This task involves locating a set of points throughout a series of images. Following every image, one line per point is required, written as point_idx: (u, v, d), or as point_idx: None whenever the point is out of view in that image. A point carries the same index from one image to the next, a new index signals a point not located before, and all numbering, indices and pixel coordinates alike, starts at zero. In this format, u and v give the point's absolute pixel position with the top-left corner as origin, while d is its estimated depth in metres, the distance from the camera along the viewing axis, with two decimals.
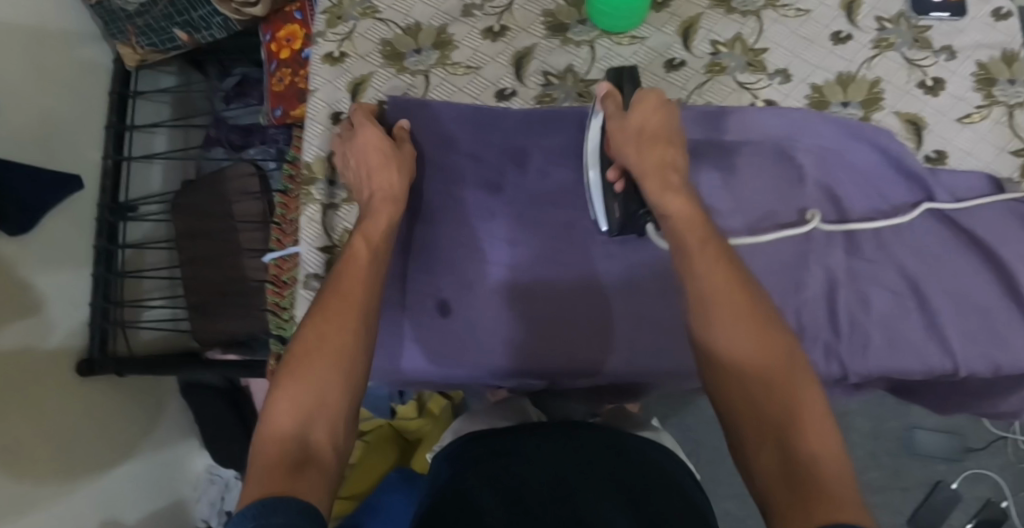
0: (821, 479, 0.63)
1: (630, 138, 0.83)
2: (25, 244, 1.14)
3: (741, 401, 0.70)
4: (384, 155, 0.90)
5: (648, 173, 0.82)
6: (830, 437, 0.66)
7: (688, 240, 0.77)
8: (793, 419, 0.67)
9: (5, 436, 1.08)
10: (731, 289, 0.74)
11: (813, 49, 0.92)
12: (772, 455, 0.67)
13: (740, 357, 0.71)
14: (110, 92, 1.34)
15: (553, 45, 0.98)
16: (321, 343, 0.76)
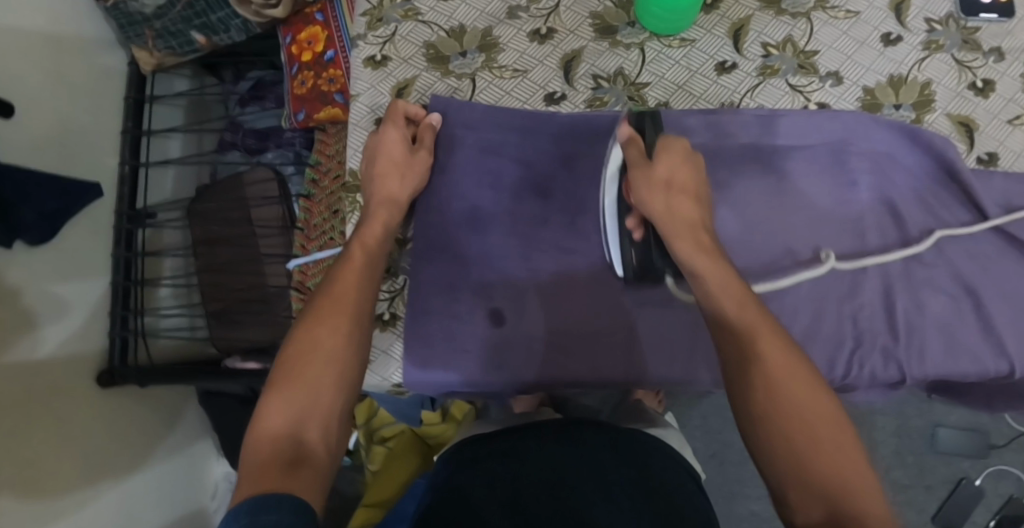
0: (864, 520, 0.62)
1: (656, 184, 0.82)
2: (42, 253, 1.11)
3: (774, 438, 0.68)
4: (400, 159, 0.91)
5: (673, 222, 0.80)
6: (860, 472, 0.66)
7: (718, 287, 0.75)
8: (823, 456, 0.66)
9: (28, 451, 1.05)
10: (762, 332, 0.72)
11: (864, 50, 0.93)
12: (803, 494, 0.65)
13: (782, 402, 0.69)
14: (126, 97, 1.31)
15: (602, 47, 0.97)
16: (313, 346, 0.78)
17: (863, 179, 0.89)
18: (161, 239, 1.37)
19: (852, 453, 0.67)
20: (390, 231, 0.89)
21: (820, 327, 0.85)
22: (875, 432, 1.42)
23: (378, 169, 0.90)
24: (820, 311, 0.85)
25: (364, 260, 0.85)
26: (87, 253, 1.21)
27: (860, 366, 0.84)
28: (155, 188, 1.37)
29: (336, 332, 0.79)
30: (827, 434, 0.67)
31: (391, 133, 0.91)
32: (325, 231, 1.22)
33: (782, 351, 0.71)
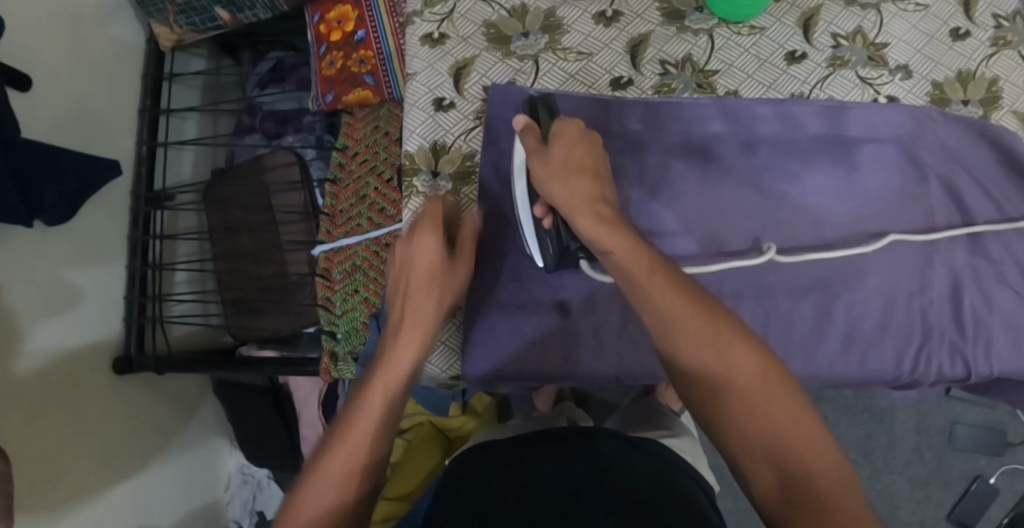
0: (819, 491, 0.60)
1: (564, 167, 0.75)
2: (58, 235, 1.06)
3: (726, 433, 0.65)
4: (433, 267, 0.78)
5: (578, 208, 0.73)
6: (823, 446, 0.62)
7: (637, 263, 0.70)
8: (778, 437, 0.62)
9: (47, 442, 1.01)
10: (692, 318, 0.67)
11: (933, 44, 0.85)
12: (768, 473, 0.62)
13: (719, 401, 0.65)
14: (144, 75, 1.25)
15: (670, 33, 0.87)
16: (324, 481, 0.65)
17: (933, 173, 0.84)
18: (176, 223, 1.31)
19: (814, 428, 0.63)
20: (422, 358, 0.75)
21: (890, 320, 0.82)
22: (895, 428, 1.42)
23: (411, 276, 0.77)
24: (891, 305, 0.82)
25: (405, 367, 0.73)
26: (104, 237, 1.15)
27: (928, 362, 0.82)
28: (170, 170, 1.32)
29: (350, 468, 0.66)
30: (777, 414, 0.63)
31: (422, 248, 0.78)
32: (352, 218, 1.18)
33: (703, 319, 0.67)
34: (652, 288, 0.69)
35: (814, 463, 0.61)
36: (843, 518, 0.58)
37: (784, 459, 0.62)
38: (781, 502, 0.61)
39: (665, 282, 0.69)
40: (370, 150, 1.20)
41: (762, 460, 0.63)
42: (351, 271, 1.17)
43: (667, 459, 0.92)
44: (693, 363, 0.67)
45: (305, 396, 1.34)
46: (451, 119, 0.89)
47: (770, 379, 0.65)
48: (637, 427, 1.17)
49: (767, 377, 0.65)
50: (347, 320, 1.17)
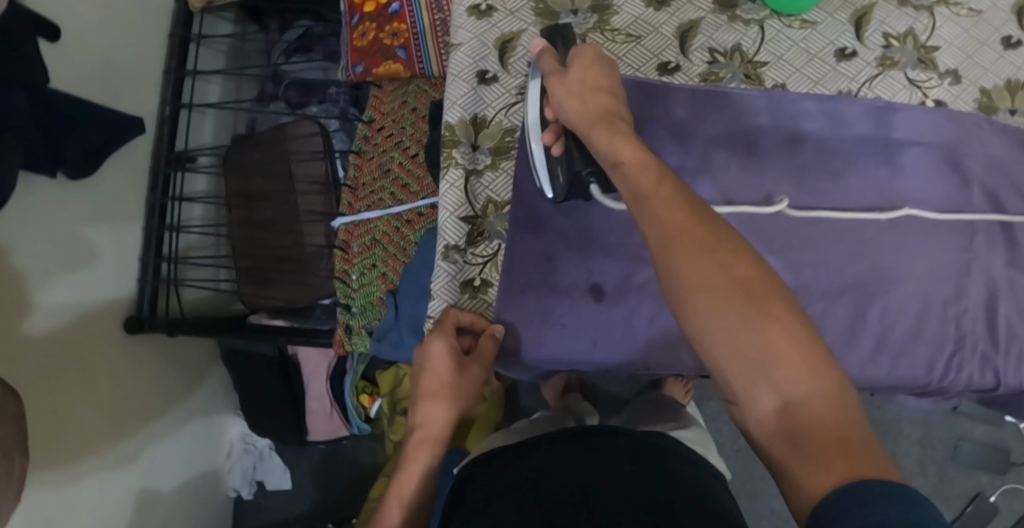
0: (820, 427, 0.55)
1: (584, 83, 0.73)
2: (79, 189, 1.04)
3: (720, 356, 0.59)
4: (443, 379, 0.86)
5: (592, 121, 0.70)
6: (829, 378, 0.57)
7: (642, 176, 0.64)
8: (772, 361, 0.57)
9: (58, 397, 1.00)
10: (695, 231, 0.61)
11: (983, 52, 0.84)
12: (770, 404, 0.57)
13: (712, 324, 0.59)
14: (171, 35, 1.24)
15: (721, 21, 0.86)
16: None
17: (977, 182, 0.83)
18: (195, 185, 1.30)
19: (818, 356, 0.58)
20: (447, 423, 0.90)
21: (923, 326, 0.81)
22: (900, 441, 1.38)
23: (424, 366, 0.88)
24: (925, 312, 0.81)
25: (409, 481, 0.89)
26: (124, 194, 1.14)
27: (958, 370, 0.81)
28: (194, 132, 1.30)
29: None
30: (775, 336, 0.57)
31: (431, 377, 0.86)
32: (375, 191, 1.17)
33: (699, 238, 0.61)
34: (652, 199, 0.62)
35: (806, 390, 0.56)
36: (841, 444, 0.54)
37: (777, 380, 0.57)
38: (775, 436, 0.57)
39: (666, 193, 0.62)
40: (398, 124, 1.18)
41: (757, 383, 0.57)
42: (370, 245, 1.16)
43: (685, 454, 0.91)
44: (686, 272, 0.60)
45: (315, 367, 1.35)
46: (493, 93, 0.88)
47: (773, 300, 0.59)
48: (643, 423, 1.16)
49: (771, 298, 0.59)
50: (365, 294, 1.17)
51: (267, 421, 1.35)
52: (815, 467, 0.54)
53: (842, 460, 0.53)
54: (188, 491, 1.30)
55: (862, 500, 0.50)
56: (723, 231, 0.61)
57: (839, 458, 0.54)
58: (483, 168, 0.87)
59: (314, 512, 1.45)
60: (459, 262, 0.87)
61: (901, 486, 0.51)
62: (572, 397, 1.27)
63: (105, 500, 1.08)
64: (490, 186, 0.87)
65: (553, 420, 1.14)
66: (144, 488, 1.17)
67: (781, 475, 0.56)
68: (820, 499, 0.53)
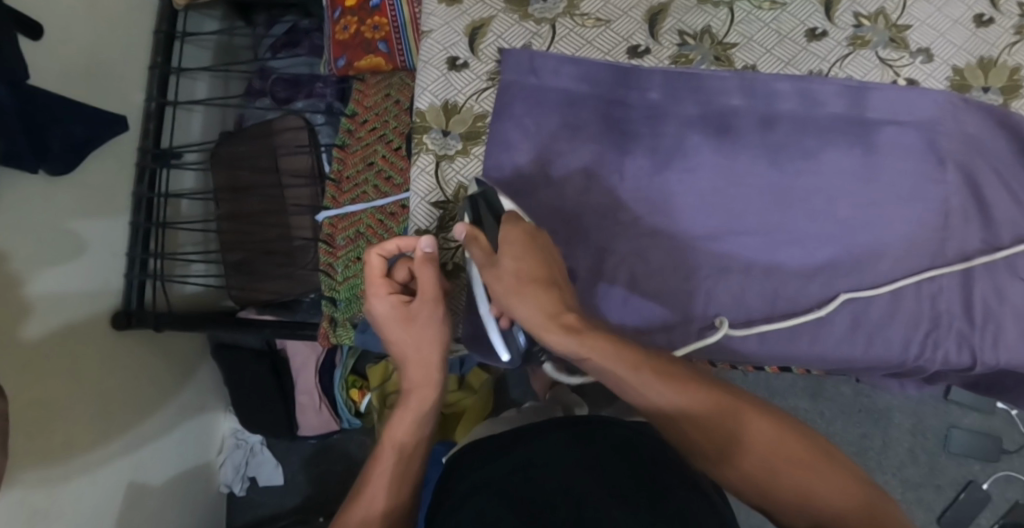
0: (843, 519, 0.63)
1: (523, 274, 0.73)
2: (61, 185, 1.04)
3: (751, 490, 0.68)
4: (400, 333, 0.83)
5: (541, 325, 0.71)
6: (849, 486, 0.65)
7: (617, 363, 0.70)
8: (801, 486, 0.66)
9: (42, 392, 1.00)
10: (709, 400, 0.70)
11: (956, 29, 0.84)
12: (802, 527, 0.65)
13: (742, 475, 0.68)
14: (156, 31, 1.23)
15: (690, 3, 0.86)
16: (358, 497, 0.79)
17: (950, 159, 0.81)
18: (181, 182, 1.30)
19: (831, 470, 0.66)
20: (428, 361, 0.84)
21: (899, 305, 0.81)
22: (890, 428, 1.37)
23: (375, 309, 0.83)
24: (901, 293, 0.81)
25: (402, 427, 0.83)
26: (111, 191, 1.15)
27: (934, 349, 0.81)
28: (179, 128, 1.31)
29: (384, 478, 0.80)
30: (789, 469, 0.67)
31: (390, 333, 0.83)
32: (359, 185, 1.17)
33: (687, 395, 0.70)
34: (646, 379, 0.70)
35: (833, 498, 0.64)
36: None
37: (804, 498, 0.65)
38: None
39: (649, 369, 0.70)
40: (380, 118, 1.19)
41: (790, 504, 0.66)
42: (354, 238, 1.16)
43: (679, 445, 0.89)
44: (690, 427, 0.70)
45: (305, 359, 1.36)
46: (464, 79, 0.87)
47: (788, 442, 0.68)
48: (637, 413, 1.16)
49: (783, 443, 0.68)
50: (349, 289, 1.16)
51: (256, 413, 1.36)
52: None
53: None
54: (179, 485, 1.31)
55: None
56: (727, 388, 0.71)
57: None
58: (454, 153, 0.87)
59: (307, 505, 1.46)
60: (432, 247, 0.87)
61: None
62: (561, 389, 1.27)
63: (95, 495, 1.09)
64: (462, 171, 0.86)
65: (541, 409, 1.16)
66: (133, 481, 1.18)
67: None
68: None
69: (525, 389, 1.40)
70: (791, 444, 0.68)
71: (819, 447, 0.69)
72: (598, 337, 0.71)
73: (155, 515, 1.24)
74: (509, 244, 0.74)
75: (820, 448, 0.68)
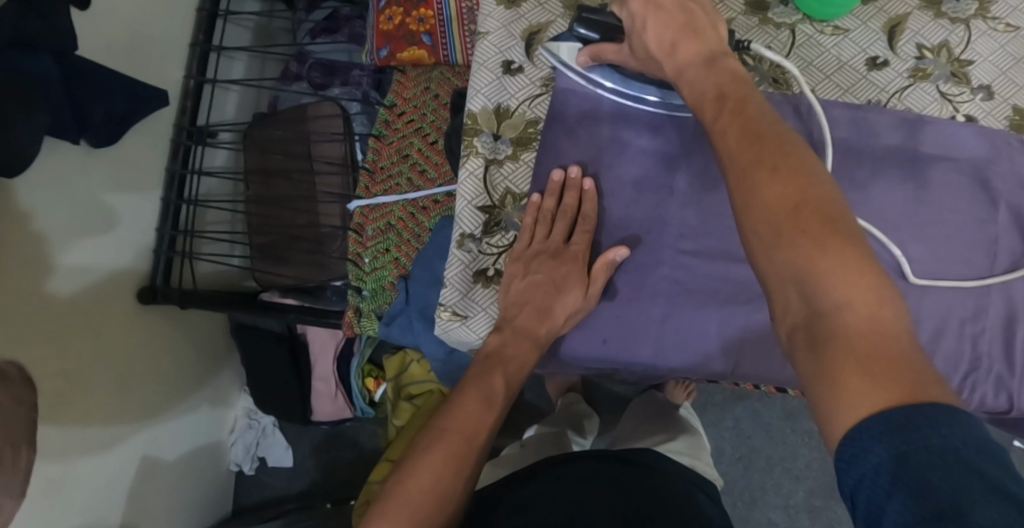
0: (846, 330, 0.48)
1: (665, 23, 0.64)
2: (98, 157, 1.04)
3: (761, 263, 0.54)
4: (558, 272, 0.81)
5: (689, 62, 0.62)
6: (878, 293, 0.49)
7: (708, 107, 0.60)
8: (804, 264, 0.50)
9: (64, 363, 1.00)
10: (749, 144, 0.55)
11: (1020, 68, 0.82)
12: (798, 309, 0.51)
13: (750, 233, 0.54)
14: (199, 8, 1.23)
15: (751, 23, 0.85)
16: (456, 420, 0.77)
17: (1004, 201, 0.80)
18: (214, 159, 1.30)
19: (865, 267, 0.50)
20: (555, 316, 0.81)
21: (939, 345, 0.80)
22: None
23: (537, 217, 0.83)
24: (941, 331, 0.79)
25: (518, 368, 0.81)
26: (144, 164, 1.14)
27: (971, 391, 0.80)
28: (216, 107, 1.30)
29: (484, 405, 0.79)
30: (830, 257, 0.50)
31: (541, 259, 0.83)
32: (392, 176, 1.17)
33: (774, 154, 0.54)
34: (724, 126, 0.58)
35: (840, 292, 0.49)
36: (879, 365, 0.46)
37: (823, 291, 0.50)
38: (801, 337, 0.50)
39: (751, 128, 0.56)
40: (418, 111, 1.18)
41: (793, 293, 0.51)
42: (384, 230, 1.16)
43: (672, 468, 0.93)
44: (755, 193, 0.54)
45: (324, 346, 1.35)
46: (517, 84, 0.87)
47: (807, 206, 0.52)
48: (638, 435, 1.17)
49: (806, 209, 0.52)
50: (374, 280, 1.16)
51: (272, 396, 1.36)
52: (839, 386, 0.47)
53: (879, 380, 0.45)
54: (190, 464, 1.31)
55: (880, 427, 0.44)
56: (778, 131, 0.56)
57: (859, 372, 0.46)
58: (503, 158, 0.86)
59: (314, 490, 1.47)
60: (474, 251, 0.87)
61: (960, 417, 0.43)
62: (572, 397, 1.30)
63: (107, 466, 1.09)
64: (510, 176, 0.86)
65: (545, 433, 1.16)
66: (145, 456, 1.18)
67: (804, 381, 0.50)
68: (844, 433, 0.45)
69: (540, 392, 1.39)
70: (815, 210, 0.52)
71: (851, 226, 0.51)
72: (727, 69, 0.60)
73: (164, 491, 1.24)
74: (640, 8, 0.65)
75: (848, 227, 0.51)
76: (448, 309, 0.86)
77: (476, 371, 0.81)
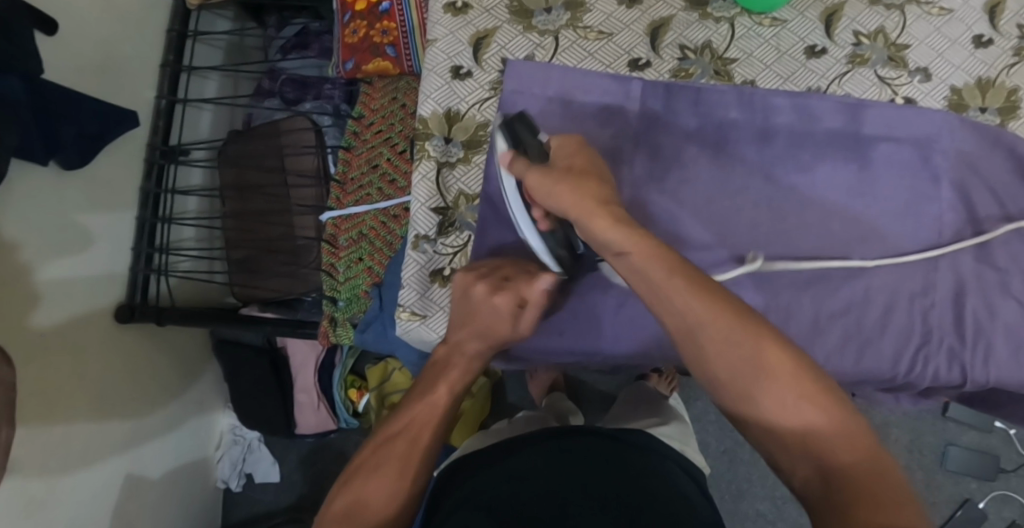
0: (849, 479, 0.60)
1: (554, 181, 0.73)
2: (72, 177, 1.06)
3: (751, 423, 0.66)
4: (489, 304, 0.80)
5: (586, 213, 0.72)
6: (862, 443, 0.62)
7: (656, 271, 0.67)
8: (803, 431, 0.63)
9: (41, 381, 1.00)
10: (718, 320, 0.65)
11: (955, 50, 0.87)
12: (807, 469, 0.62)
13: (744, 405, 0.66)
14: (168, 30, 1.25)
15: (692, 18, 0.90)
16: (405, 431, 0.78)
17: (946, 178, 0.85)
18: (189, 178, 1.32)
19: (847, 424, 0.63)
20: (499, 337, 0.82)
21: (890, 320, 0.84)
22: (888, 444, 1.33)
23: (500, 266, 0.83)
24: (893, 305, 0.84)
25: (462, 378, 0.82)
26: (119, 185, 1.16)
27: (924, 364, 0.84)
28: (189, 126, 1.32)
29: (432, 417, 0.80)
30: (819, 423, 0.63)
31: (478, 286, 0.81)
32: (362, 187, 1.19)
33: (747, 332, 0.65)
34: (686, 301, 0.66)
35: (837, 448, 0.62)
36: (879, 505, 0.58)
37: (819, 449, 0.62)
38: (812, 491, 0.62)
39: (719, 307, 0.66)
40: (386, 121, 1.20)
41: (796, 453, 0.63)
42: (357, 239, 1.17)
43: (635, 442, 0.91)
44: (733, 375, 0.65)
45: (304, 357, 1.37)
46: (467, 88, 0.91)
47: (788, 377, 0.64)
48: (629, 417, 1.16)
49: (787, 376, 0.64)
50: (349, 291, 1.17)
51: (255, 411, 1.37)
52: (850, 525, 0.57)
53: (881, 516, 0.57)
54: (177, 479, 1.33)
55: None
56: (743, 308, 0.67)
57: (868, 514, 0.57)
58: (455, 160, 0.90)
59: (303, 502, 1.48)
60: (428, 252, 0.90)
61: None
62: (557, 396, 1.29)
63: (92, 485, 1.10)
64: (462, 178, 0.90)
65: (533, 420, 1.15)
66: (130, 472, 1.19)
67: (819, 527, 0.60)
68: None
69: (523, 393, 1.41)
70: (794, 379, 0.64)
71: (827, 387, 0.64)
72: (633, 226, 0.70)
73: (148, 509, 1.24)
74: (566, 145, 0.77)
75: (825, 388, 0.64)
76: (407, 309, 0.89)
77: (425, 380, 0.83)
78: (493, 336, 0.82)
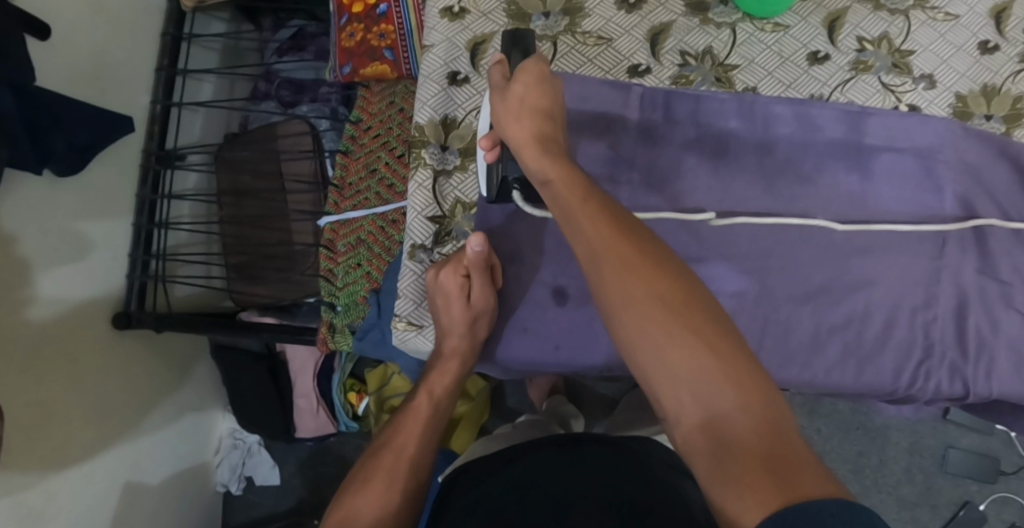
0: (737, 442, 0.58)
1: (509, 110, 0.75)
2: (67, 186, 1.05)
3: (646, 368, 0.63)
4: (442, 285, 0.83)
5: (524, 143, 0.74)
6: (762, 404, 0.59)
7: (571, 198, 0.69)
8: (701, 385, 0.60)
9: (37, 392, 1.00)
10: (619, 243, 0.66)
11: (960, 56, 0.86)
12: (693, 414, 0.61)
13: (636, 349, 0.63)
14: (163, 33, 1.24)
15: (692, 24, 0.89)
16: (394, 441, 0.83)
17: (949, 188, 0.84)
18: (185, 183, 1.31)
19: (750, 382, 0.60)
20: (473, 342, 0.87)
21: (891, 334, 0.83)
22: (888, 447, 1.32)
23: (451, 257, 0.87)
24: (895, 317, 0.83)
25: (445, 386, 0.87)
26: (115, 191, 1.15)
27: (925, 378, 0.83)
28: (185, 129, 1.31)
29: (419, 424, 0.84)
30: (716, 378, 0.60)
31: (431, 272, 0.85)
32: (361, 191, 1.18)
33: (654, 271, 0.65)
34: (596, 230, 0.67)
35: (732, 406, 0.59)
36: (773, 468, 0.56)
37: (706, 396, 0.60)
38: (699, 443, 0.60)
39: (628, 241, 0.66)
40: (383, 125, 1.19)
41: (685, 394, 0.61)
42: (354, 245, 1.17)
43: (644, 450, 0.88)
44: (636, 314, 0.63)
45: (303, 362, 1.36)
46: (464, 95, 0.90)
47: (698, 326, 0.62)
48: (634, 424, 1.15)
49: (691, 322, 0.62)
50: (345, 298, 1.17)
51: (254, 417, 1.36)
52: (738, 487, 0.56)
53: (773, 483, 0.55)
54: (176, 485, 1.32)
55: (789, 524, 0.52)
56: (658, 249, 0.66)
57: (757, 480, 0.55)
58: (452, 169, 0.90)
59: (302, 507, 1.47)
60: (425, 261, 0.89)
61: (844, 508, 0.52)
62: (558, 400, 1.28)
63: (90, 496, 1.09)
64: (459, 186, 0.89)
65: (536, 424, 1.15)
66: (129, 480, 1.18)
67: (707, 482, 0.59)
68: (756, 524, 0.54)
69: (521, 398, 1.40)
70: (696, 326, 0.62)
71: (734, 347, 0.61)
72: (567, 162, 0.73)
73: (147, 517, 1.23)
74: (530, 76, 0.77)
75: (735, 347, 0.61)
76: (404, 319, 0.89)
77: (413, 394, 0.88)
78: (469, 336, 0.86)
